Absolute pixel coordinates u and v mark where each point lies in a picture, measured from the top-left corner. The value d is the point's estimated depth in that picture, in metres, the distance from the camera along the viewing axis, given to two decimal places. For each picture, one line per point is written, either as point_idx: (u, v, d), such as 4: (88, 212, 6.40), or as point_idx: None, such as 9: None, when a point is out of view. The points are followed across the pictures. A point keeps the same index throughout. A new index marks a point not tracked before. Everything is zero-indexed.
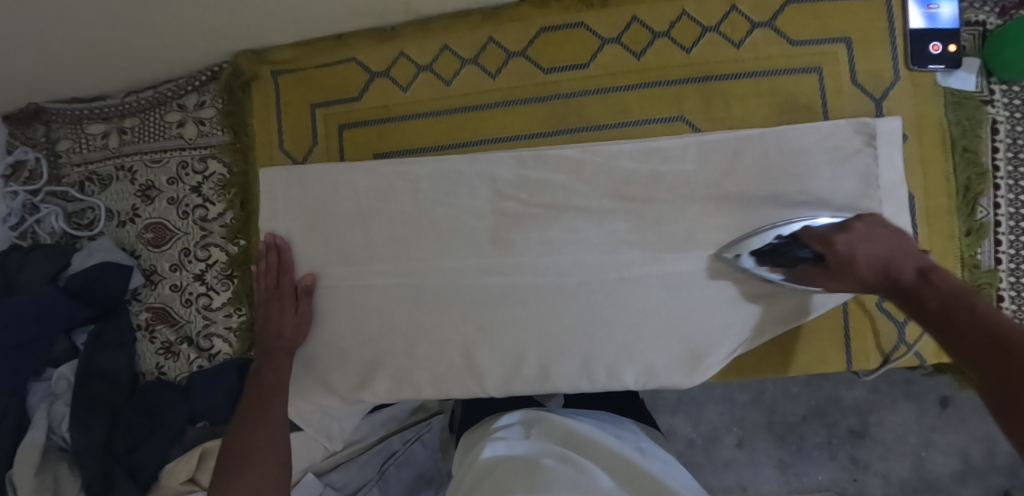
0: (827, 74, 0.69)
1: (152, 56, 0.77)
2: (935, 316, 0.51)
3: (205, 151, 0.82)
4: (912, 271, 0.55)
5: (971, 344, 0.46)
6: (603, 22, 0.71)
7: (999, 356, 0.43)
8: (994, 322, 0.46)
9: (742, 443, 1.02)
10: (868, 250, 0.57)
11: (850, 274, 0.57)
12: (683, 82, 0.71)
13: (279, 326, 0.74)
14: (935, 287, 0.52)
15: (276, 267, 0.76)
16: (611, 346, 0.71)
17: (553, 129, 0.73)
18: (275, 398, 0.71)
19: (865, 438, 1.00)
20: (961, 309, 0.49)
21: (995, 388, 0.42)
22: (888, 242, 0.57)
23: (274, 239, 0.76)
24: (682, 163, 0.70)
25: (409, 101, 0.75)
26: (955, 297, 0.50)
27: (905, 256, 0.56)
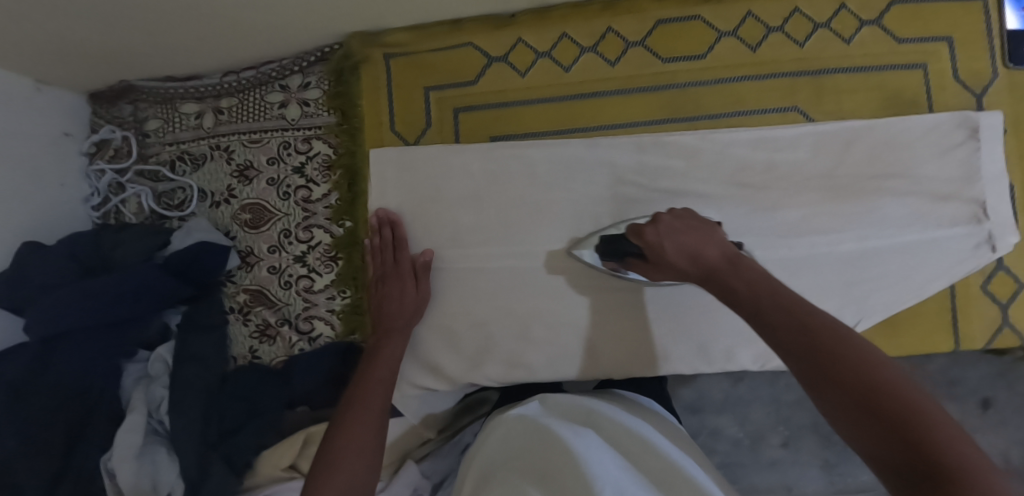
0: (930, 71, 0.72)
1: (265, 35, 0.75)
2: (745, 301, 0.50)
3: (309, 132, 0.81)
4: (718, 258, 0.56)
5: (779, 327, 0.46)
6: (719, 16, 0.74)
7: (814, 342, 0.43)
8: (794, 306, 0.47)
9: (788, 443, 0.97)
10: (678, 242, 0.60)
11: (667, 265, 0.60)
12: (796, 75, 0.73)
13: (399, 306, 0.72)
14: (737, 272, 0.53)
15: (392, 243, 0.74)
16: (729, 327, 0.72)
17: (669, 116, 0.75)
18: (372, 391, 0.68)
19: None
20: (767, 293, 0.49)
21: (815, 373, 0.42)
22: (697, 233, 0.60)
23: (390, 216, 0.75)
24: (796, 152, 0.72)
25: (526, 87, 0.76)
26: (759, 280, 0.51)
27: (710, 245, 0.58)
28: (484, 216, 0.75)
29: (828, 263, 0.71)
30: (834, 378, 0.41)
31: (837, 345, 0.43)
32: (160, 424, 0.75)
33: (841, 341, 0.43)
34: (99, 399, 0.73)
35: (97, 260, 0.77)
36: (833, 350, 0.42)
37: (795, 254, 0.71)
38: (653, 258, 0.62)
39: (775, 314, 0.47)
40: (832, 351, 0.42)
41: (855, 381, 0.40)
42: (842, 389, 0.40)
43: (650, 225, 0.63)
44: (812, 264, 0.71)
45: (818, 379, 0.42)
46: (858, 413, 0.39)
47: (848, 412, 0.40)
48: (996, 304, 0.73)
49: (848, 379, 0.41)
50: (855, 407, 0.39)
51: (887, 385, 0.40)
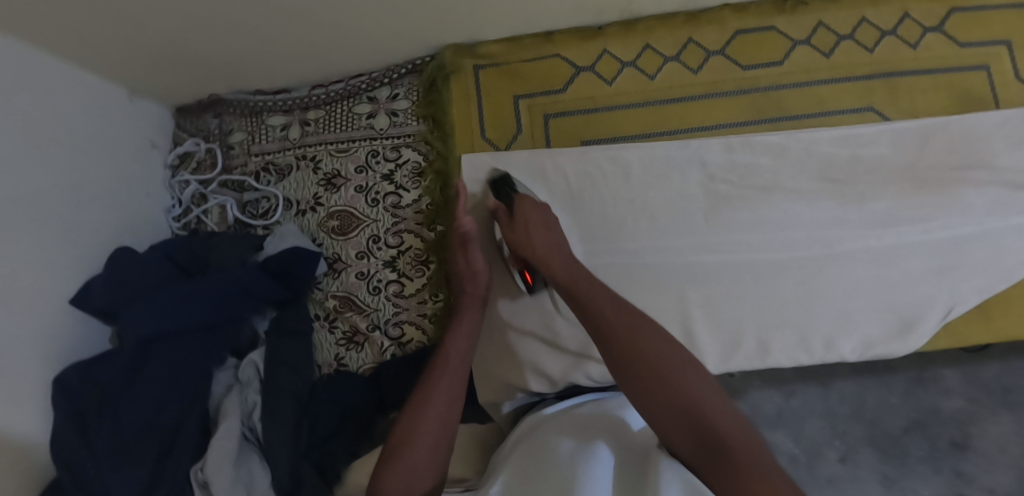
0: (994, 71, 0.78)
1: (365, 47, 0.79)
2: (581, 304, 0.61)
3: (399, 140, 0.83)
4: (560, 259, 0.65)
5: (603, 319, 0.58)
6: (794, 26, 0.79)
7: (632, 336, 0.56)
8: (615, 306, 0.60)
9: (846, 458, 0.90)
10: (537, 235, 0.67)
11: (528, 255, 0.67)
12: (871, 78, 0.78)
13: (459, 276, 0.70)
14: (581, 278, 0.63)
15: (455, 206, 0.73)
16: (828, 316, 0.73)
17: (756, 118, 0.79)
18: (452, 367, 0.63)
19: (969, 450, 0.89)
20: (601, 297, 0.61)
21: (624, 368, 0.55)
22: (549, 229, 0.69)
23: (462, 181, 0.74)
24: (878, 147, 0.76)
25: (614, 93, 0.80)
26: (590, 285, 0.62)
27: (558, 244, 0.67)
28: (580, 216, 0.76)
29: (918, 251, 0.74)
30: (640, 369, 0.54)
31: (643, 341, 0.55)
32: (252, 432, 0.72)
33: (642, 335, 0.56)
34: (190, 408, 0.70)
35: (196, 265, 0.78)
36: (640, 344, 0.55)
37: (884, 243, 0.74)
38: (513, 237, 0.68)
39: (605, 316, 0.58)
40: (639, 345, 0.55)
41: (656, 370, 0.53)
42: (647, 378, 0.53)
43: (518, 207, 0.70)
44: (903, 253, 0.74)
45: (626, 370, 0.55)
46: (654, 394, 0.52)
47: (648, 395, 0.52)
48: None
49: (646, 368, 0.54)
50: (654, 391, 0.52)
51: (676, 372, 0.53)
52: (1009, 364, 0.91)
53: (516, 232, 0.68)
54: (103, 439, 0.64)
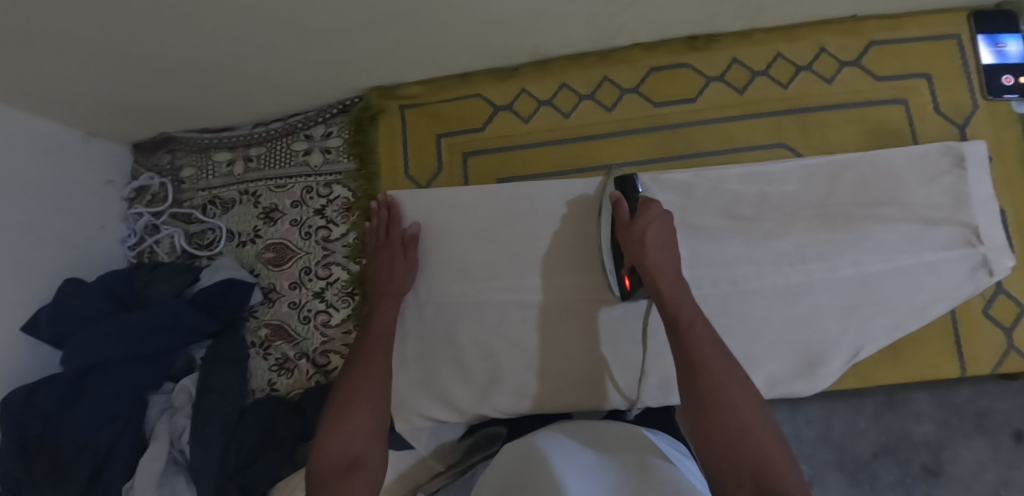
0: (911, 104, 0.77)
1: (294, 92, 0.83)
2: (679, 314, 0.61)
3: (331, 177, 0.88)
4: (668, 277, 0.64)
5: (685, 328, 0.60)
6: (706, 63, 0.80)
7: (714, 359, 0.57)
8: (702, 324, 0.60)
9: (812, 482, 0.90)
10: (658, 252, 0.66)
11: (645, 266, 0.65)
12: (783, 114, 0.79)
13: (389, 272, 0.77)
14: (683, 301, 0.62)
15: (386, 221, 0.80)
16: (735, 355, 0.73)
17: (668, 154, 0.80)
18: (377, 349, 0.70)
19: (941, 476, 0.89)
20: (699, 332, 0.59)
21: (698, 389, 0.56)
22: (668, 246, 0.67)
23: (389, 199, 0.81)
24: (786, 185, 0.76)
25: (530, 131, 0.83)
26: (693, 316, 0.61)
27: (674, 264, 0.66)
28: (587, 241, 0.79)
29: (830, 288, 0.74)
30: (716, 410, 0.54)
31: (730, 386, 0.56)
32: (181, 454, 0.77)
33: (732, 383, 0.56)
34: (125, 429, 0.77)
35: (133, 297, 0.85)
36: (728, 391, 0.55)
37: (797, 280, 0.74)
38: (633, 241, 0.67)
39: (697, 337, 0.59)
40: (724, 395, 0.55)
41: (740, 425, 0.53)
42: (724, 422, 0.54)
43: (641, 215, 0.68)
44: (813, 290, 0.74)
45: (704, 406, 0.55)
46: (730, 444, 0.53)
47: (725, 444, 0.53)
48: (1000, 328, 0.74)
49: (727, 419, 0.54)
50: (725, 446, 0.53)
51: (750, 425, 0.53)
52: (983, 388, 0.90)
53: (634, 239, 0.67)
54: (41, 460, 0.70)
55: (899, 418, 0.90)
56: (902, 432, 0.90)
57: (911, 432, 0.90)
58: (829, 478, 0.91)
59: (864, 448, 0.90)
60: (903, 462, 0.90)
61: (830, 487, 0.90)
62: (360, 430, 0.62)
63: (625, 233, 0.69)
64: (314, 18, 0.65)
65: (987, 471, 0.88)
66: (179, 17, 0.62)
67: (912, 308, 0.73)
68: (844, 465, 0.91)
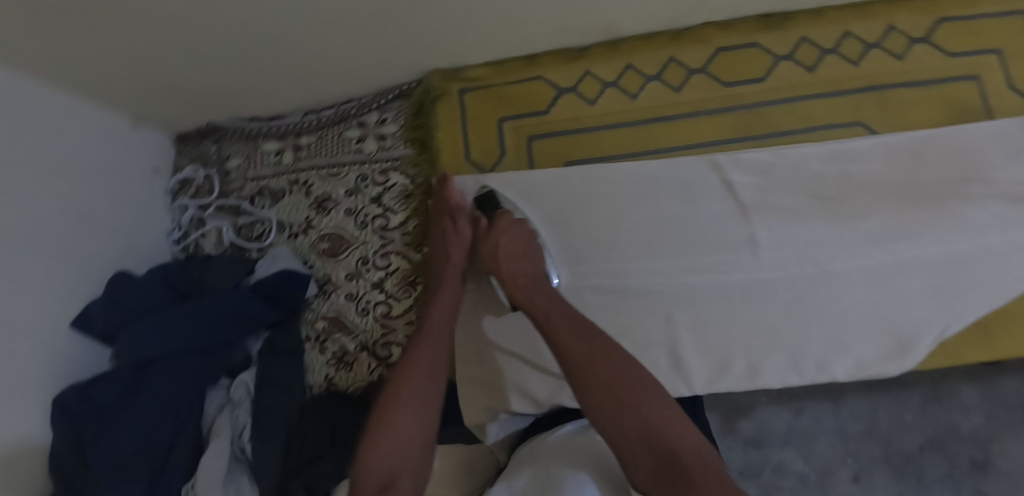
0: (986, 80, 0.76)
1: (352, 75, 0.81)
2: (537, 309, 0.64)
3: (387, 164, 0.85)
4: (521, 279, 0.67)
5: (553, 318, 0.62)
6: (776, 41, 0.79)
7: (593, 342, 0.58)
8: (557, 315, 0.62)
9: (859, 477, 0.88)
10: (511, 261, 0.68)
11: (499, 278, 0.68)
12: (860, 92, 0.77)
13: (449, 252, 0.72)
14: (540, 299, 0.64)
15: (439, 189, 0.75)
16: (821, 337, 0.72)
17: (742, 134, 0.77)
18: (430, 343, 0.64)
19: (989, 470, 0.87)
20: (563, 318, 0.62)
21: (572, 371, 0.57)
22: (523, 254, 0.69)
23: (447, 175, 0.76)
24: (870, 163, 0.74)
25: (595, 114, 0.80)
26: (550, 306, 0.64)
27: (531, 268, 0.69)
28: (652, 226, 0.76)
29: (914, 267, 0.72)
30: (596, 384, 0.55)
31: (608, 364, 0.56)
32: (243, 452, 0.73)
33: (607, 360, 0.57)
34: (185, 426, 0.72)
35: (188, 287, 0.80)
36: (593, 367, 0.56)
37: (880, 259, 0.73)
38: (488, 254, 0.70)
39: (561, 322, 0.61)
40: (604, 378, 0.55)
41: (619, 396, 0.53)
42: (596, 397, 0.54)
43: (493, 226, 0.71)
44: (902, 269, 0.72)
45: (581, 384, 0.55)
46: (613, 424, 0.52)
47: (607, 424, 0.53)
48: None
49: (603, 391, 0.54)
50: (612, 420, 0.53)
51: (636, 400, 0.53)
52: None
53: (491, 250, 0.69)
54: (99, 456, 0.65)
55: (947, 411, 0.88)
56: (950, 425, 0.88)
57: (958, 425, 0.88)
58: (875, 473, 0.88)
59: (910, 441, 0.88)
60: (951, 456, 0.87)
61: (876, 482, 0.88)
62: (405, 436, 0.57)
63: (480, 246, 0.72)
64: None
65: None
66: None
67: (1001, 283, 0.71)
68: (890, 459, 0.88)
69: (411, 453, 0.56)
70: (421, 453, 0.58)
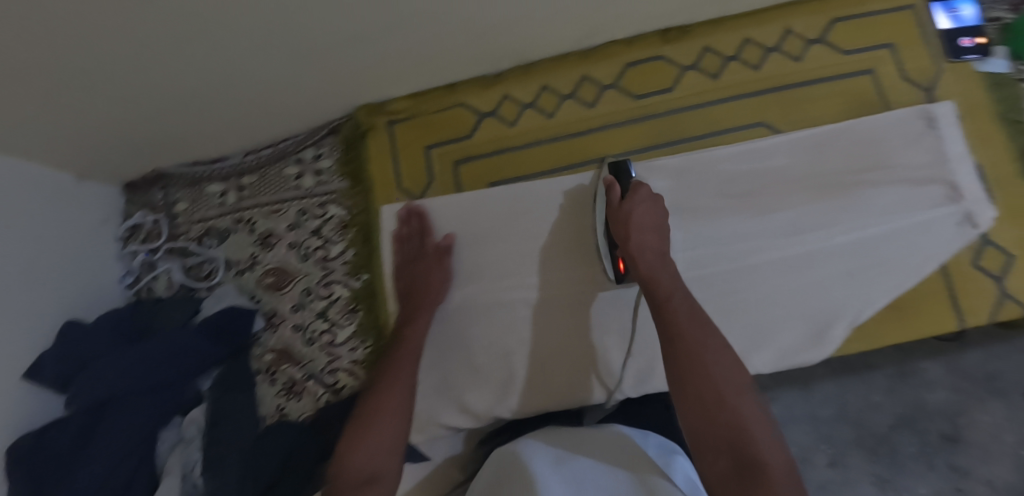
0: (879, 74, 0.80)
1: (281, 117, 0.85)
2: (659, 287, 0.62)
3: (324, 197, 0.89)
4: (650, 255, 0.64)
5: (672, 301, 0.60)
6: (680, 53, 0.83)
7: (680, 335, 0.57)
8: (675, 299, 0.60)
9: (834, 462, 0.91)
10: (641, 233, 0.66)
11: (628, 247, 0.66)
12: (762, 94, 0.81)
13: (422, 284, 0.77)
14: (665, 278, 0.63)
15: (418, 231, 0.81)
16: (743, 331, 0.75)
17: (654, 143, 0.81)
18: (403, 363, 0.70)
19: (960, 442, 0.88)
20: (680, 300, 0.60)
21: (674, 358, 0.56)
22: (657, 228, 0.67)
23: (417, 208, 0.82)
24: (778, 159, 0.77)
25: (516, 134, 0.84)
26: (669, 286, 0.62)
27: (661, 244, 0.66)
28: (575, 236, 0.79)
29: (828, 257, 0.75)
30: (688, 377, 0.54)
31: (707, 360, 0.55)
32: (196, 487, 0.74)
33: (709, 353, 0.55)
34: (140, 464, 0.75)
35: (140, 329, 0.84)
36: (703, 359, 0.55)
37: (794, 251, 0.75)
38: (619, 224, 0.69)
39: (675, 304, 0.60)
40: (707, 364, 0.55)
41: (712, 391, 0.53)
42: (698, 389, 0.54)
43: (629, 197, 0.70)
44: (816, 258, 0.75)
45: (678, 373, 0.55)
46: (706, 415, 0.53)
47: (700, 413, 0.53)
48: (991, 276, 0.74)
49: (705, 387, 0.53)
50: (701, 416, 0.53)
51: (734, 397, 0.53)
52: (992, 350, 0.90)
53: (621, 222, 0.69)
54: None
55: (914, 388, 0.91)
56: (917, 402, 0.90)
57: (924, 401, 0.90)
58: (849, 455, 0.91)
59: (881, 421, 0.91)
60: (922, 432, 0.90)
61: (851, 465, 0.91)
62: (383, 444, 0.62)
63: (613, 215, 0.70)
64: (307, 40, 0.67)
65: (1006, 433, 0.88)
66: (177, 49, 0.64)
67: (908, 267, 0.74)
68: (863, 441, 0.91)
69: (390, 458, 0.62)
70: (398, 459, 0.63)
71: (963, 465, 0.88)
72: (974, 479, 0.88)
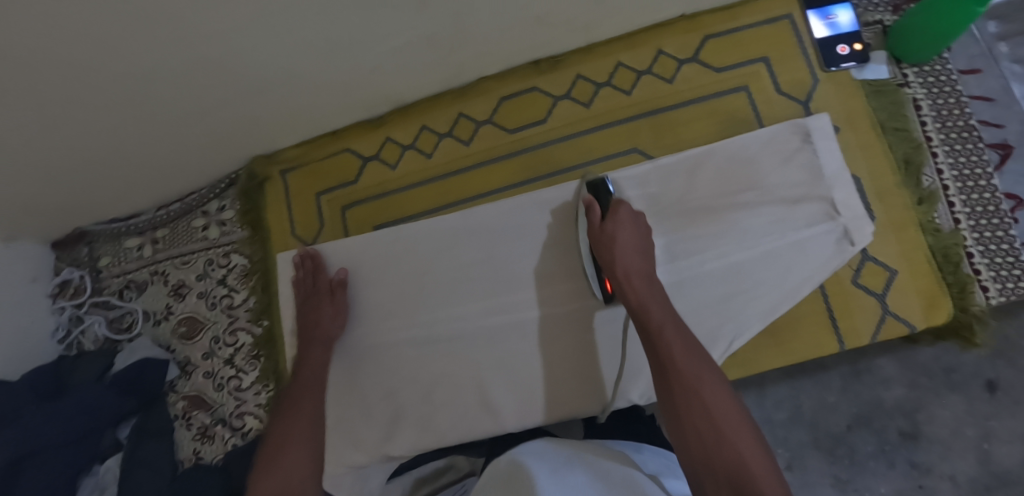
0: (753, 90, 0.78)
1: (180, 174, 0.88)
2: (648, 312, 0.62)
3: (227, 247, 0.93)
4: (637, 281, 0.65)
5: (656, 331, 0.61)
6: (552, 84, 0.82)
7: (677, 362, 0.57)
8: (662, 329, 0.60)
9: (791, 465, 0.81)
10: (627, 256, 0.67)
11: (616, 271, 0.67)
12: (634, 119, 0.80)
13: (316, 320, 0.79)
14: (654, 304, 0.63)
15: (312, 271, 0.83)
16: (618, 363, 0.74)
17: (528, 176, 0.82)
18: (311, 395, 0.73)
19: (920, 439, 0.79)
20: (669, 326, 0.60)
21: (668, 386, 0.56)
22: (640, 249, 0.68)
23: (310, 251, 0.84)
24: (644, 189, 0.77)
25: (399, 177, 0.86)
26: (659, 312, 0.62)
27: (648, 268, 0.67)
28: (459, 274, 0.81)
29: (700, 282, 0.73)
30: (687, 402, 0.54)
31: (702, 386, 0.55)
32: None
33: (704, 379, 0.55)
34: None
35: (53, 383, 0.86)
36: (697, 387, 0.55)
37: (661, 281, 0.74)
38: (602, 247, 0.69)
39: (665, 331, 0.60)
40: (699, 391, 0.54)
41: (707, 418, 0.53)
42: (693, 416, 0.53)
43: (611, 217, 0.70)
44: (689, 286, 0.74)
45: (675, 400, 0.55)
46: (702, 443, 0.52)
47: (697, 442, 0.52)
48: (872, 295, 0.72)
49: (698, 413, 0.53)
50: (697, 443, 0.52)
51: (727, 424, 0.52)
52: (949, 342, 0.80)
53: (605, 245, 0.69)
54: None
55: (867, 387, 0.81)
56: (874, 400, 0.81)
57: (882, 399, 0.80)
58: (807, 459, 0.81)
59: (837, 421, 0.81)
60: (879, 431, 0.80)
61: (811, 467, 0.81)
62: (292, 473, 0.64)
63: (595, 238, 0.70)
64: (167, 103, 0.70)
65: (966, 427, 0.78)
66: (44, 123, 0.68)
67: (787, 290, 0.72)
68: (820, 443, 0.81)
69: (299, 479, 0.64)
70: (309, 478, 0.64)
71: (925, 462, 0.78)
72: (936, 476, 0.78)
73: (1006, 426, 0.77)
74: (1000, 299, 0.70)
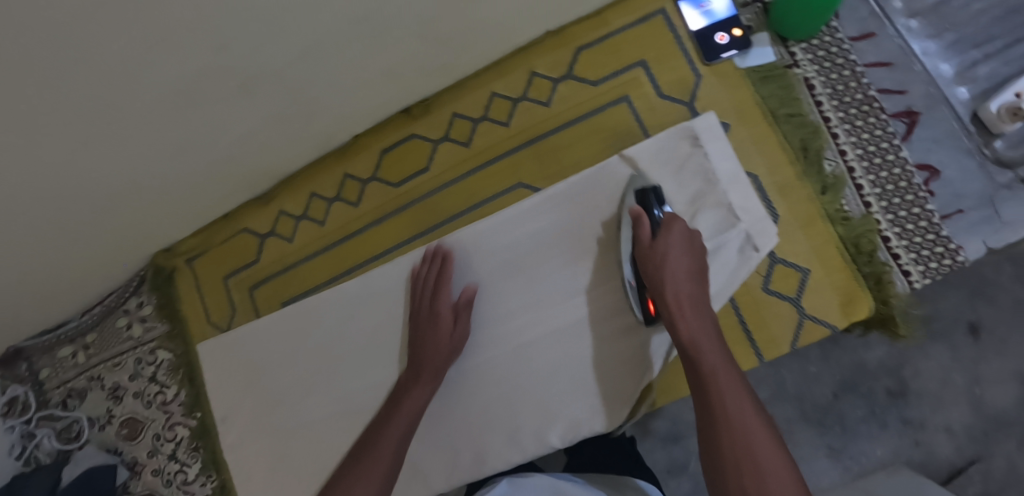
0: (634, 98, 0.73)
1: (88, 284, 0.87)
2: (701, 352, 0.53)
3: (152, 344, 0.92)
4: (689, 312, 0.56)
5: (706, 371, 0.52)
6: (429, 128, 0.79)
7: (728, 413, 0.49)
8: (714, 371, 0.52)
9: None
10: (679, 282, 0.57)
11: (663, 297, 0.57)
12: (516, 151, 0.76)
13: (434, 344, 0.69)
14: (707, 342, 0.54)
15: (437, 276, 0.72)
16: (530, 411, 0.70)
17: (421, 229, 0.78)
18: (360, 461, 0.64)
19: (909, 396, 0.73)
20: (723, 370, 0.52)
21: (713, 438, 0.49)
22: (694, 275, 0.58)
23: (444, 250, 0.73)
24: (534, 223, 0.72)
25: (298, 248, 0.84)
26: (714, 355, 0.53)
27: (702, 296, 0.57)
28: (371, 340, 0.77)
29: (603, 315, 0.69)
30: (735, 461, 0.47)
31: (755, 443, 0.47)
32: None
33: (758, 436, 0.47)
34: None
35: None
36: (750, 446, 0.47)
37: (559, 322, 0.70)
38: (650, 269, 0.59)
39: (720, 375, 0.51)
40: (750, 452, 0.47)
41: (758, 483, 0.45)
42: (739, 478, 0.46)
43: (662, 234, 0.60)
44: (603, 317, 0.69)
45: (719, 458, 0.48)
46: None
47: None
48: (786, 299, 0.67)
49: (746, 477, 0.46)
50: None
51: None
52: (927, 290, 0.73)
53: (652, 270, 0.59)
54: None
55: (848, 352, 0.74)
56: (856, 364, 0.74)
57: (865, 361, 0.74)
58: (796, 432, 0.75)
59: (822, 390, 0.75)
60: (867, 395, 0.74)
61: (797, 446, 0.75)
62: None
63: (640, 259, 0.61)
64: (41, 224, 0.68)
65: (955, 374, 0.72)
66: None
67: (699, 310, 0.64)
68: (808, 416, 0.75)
69: None
70: None
71: (917, 417, 0.73)
72: (931, 430, 0.72)
73: (995, 367, 0.71)
74: (923, 282, 0.66)
